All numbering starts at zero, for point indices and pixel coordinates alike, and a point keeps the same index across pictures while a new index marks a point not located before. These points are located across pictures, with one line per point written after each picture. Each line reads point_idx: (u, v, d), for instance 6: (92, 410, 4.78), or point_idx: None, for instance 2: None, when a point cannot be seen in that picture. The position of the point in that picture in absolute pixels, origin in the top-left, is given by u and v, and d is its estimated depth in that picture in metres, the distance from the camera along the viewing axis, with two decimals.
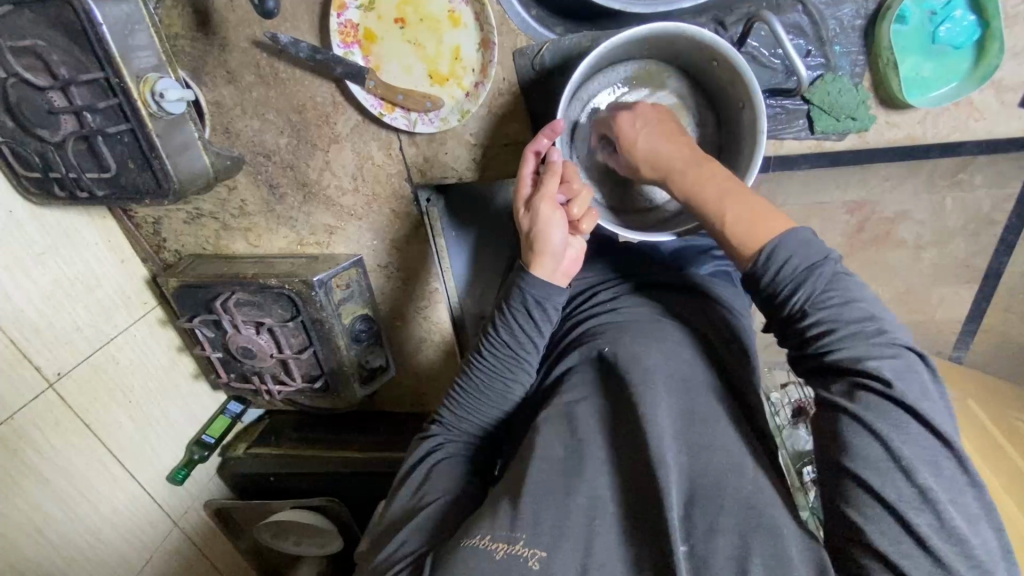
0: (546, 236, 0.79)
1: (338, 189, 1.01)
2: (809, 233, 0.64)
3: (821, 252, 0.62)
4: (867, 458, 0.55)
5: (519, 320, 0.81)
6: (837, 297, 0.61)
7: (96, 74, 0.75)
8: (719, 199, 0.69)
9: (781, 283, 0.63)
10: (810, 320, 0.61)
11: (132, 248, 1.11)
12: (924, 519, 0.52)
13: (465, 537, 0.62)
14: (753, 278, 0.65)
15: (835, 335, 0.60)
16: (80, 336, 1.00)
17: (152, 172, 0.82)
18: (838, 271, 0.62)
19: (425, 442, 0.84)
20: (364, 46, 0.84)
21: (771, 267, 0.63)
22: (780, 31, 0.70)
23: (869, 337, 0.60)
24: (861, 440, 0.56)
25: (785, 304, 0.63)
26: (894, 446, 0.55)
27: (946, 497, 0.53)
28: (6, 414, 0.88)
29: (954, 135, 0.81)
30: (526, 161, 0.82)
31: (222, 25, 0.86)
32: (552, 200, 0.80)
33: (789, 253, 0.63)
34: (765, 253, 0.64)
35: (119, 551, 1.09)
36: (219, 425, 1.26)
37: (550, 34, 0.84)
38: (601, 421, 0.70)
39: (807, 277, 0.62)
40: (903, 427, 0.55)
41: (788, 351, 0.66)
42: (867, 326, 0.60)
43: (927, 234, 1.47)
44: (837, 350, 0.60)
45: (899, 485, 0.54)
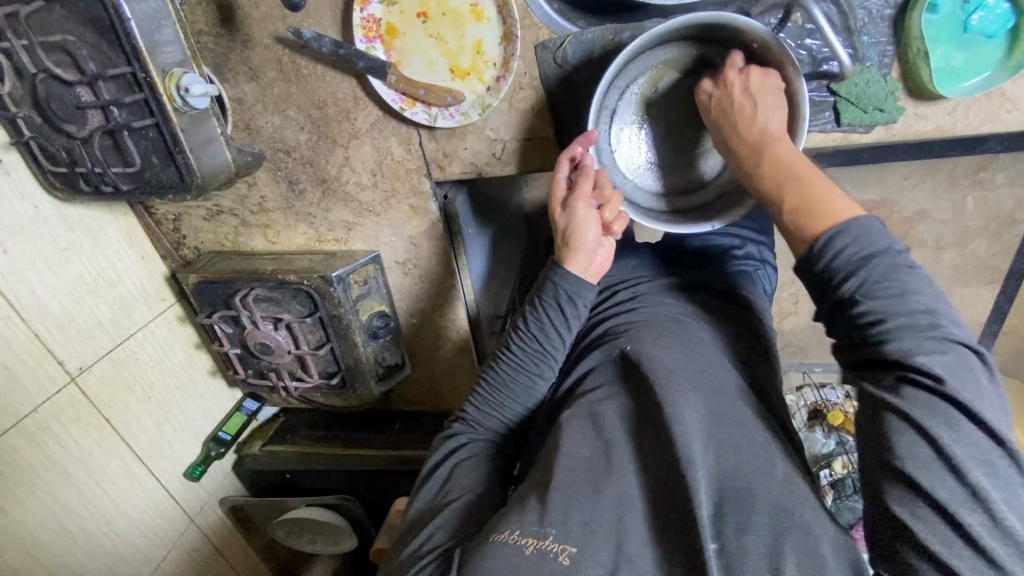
0: (580, 237, 0.80)
1: (357, 185, 1.01)
2: (873, 223, 0.61)
3: (884, 242, 0.60)
4: (916, 457, 0.53)
5: (550, 315, 0.81)
6: (893, 288, 0.58)
7: (123, 69, 0.76)
8: (776, 185, 0.68)
9: (834, 271, 0.61)
10: (862, 309, 0.59)
11: (153, 245, 1.12)
12: (977, 518, 0.51)
13: (493, 532, 0.61)
14: (807, 263, 0.64)
15: (890, 327, 0.58)
16: (102, 331, 1.00)
17: (176, 167, 0.82)
18: (898, 263, 0.60)
19: (448, 439, 0.83)
20: (386, 41, 0.84)
21: (825, 254, 0.62)
22: (822, 16, 0.70)
23: (924, 332, 0.57)
24: (907, 437, 0.54)
25: (836, 291, 0.61)
26: (943, 443, 0.53)
27: (998, 495, 0.51)
28: (29, 407, 0.89)
29: (986, 126, 0.80)
30: (561, 165, 0.82)
31: (245, 21, 0.86)
32: (586, 201, 0.80)
33: (844, 242, 0.61)
34: (820, 241, 0.62)
35: (137, 547, 1.09)
36: (235, 422, 1.25)
37: (573, 26, 0.84)
38: (626, 417, 0.69)
39: (863, 266, 0.60)
40: (953, 423, 0.54)
41: (836, 343, 0.65)
42: (921, 319, 0.57)
43: (950, 233, 1.45)
44: (890, 342, 0.58)
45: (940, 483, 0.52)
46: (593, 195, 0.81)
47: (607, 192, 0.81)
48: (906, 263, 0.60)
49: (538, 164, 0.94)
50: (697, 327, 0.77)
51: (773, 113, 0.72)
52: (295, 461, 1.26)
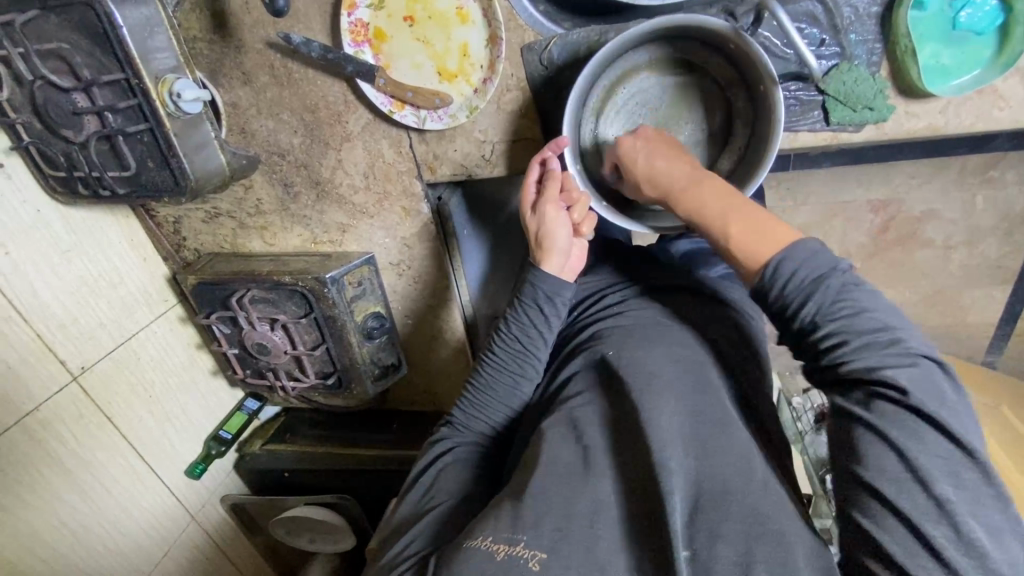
0: (553, 238, 0.81)
1: (350, 188, 1.02)
2: (815, 245, 0.61)
3: (831, 262, 0.60)
4: (883, 469, 0.53)
5: (530, 315, 0.82)
6: (848, 308, 0.58)
7: (117, 75, 0.77)
8: (722, 213, 0.69)
9: (788, 298, 0.61)
10: (821, 334, 0.59)
11: (155, 247, 1.14)
12: (941, 530, 0.49)
13: (469, 536, 0.61)
14: (761, 292, 0.63)
15: (848, 348, 0.57)
16: (103, 331, 1.03)
17: (170, 171, 0.84)
18: (848, 283, 0.59)
19: (435, 442, 0.83)
20: (375, 44, 0.85)
21: (778, 280, 0.61)
22: (785, 18, 0.69)
23: (883, 348, 0.56)
24: (876, 451, 0.54)
25: (793, 319, 0.61)
26: (910, 455, 0.52)
27: (967, 509, 0.50)
28: (32, 406, 0.91)
29: (979, 124, 0.78)
30: (529, 170, 0.84)
31: (238, 26, 0.88)
32: (554, 203, 0.82)
33: (794, 266, 0.60)
34: (770, 267, 0.62)
35: (138, 544, 1.11)
36: (236, 421, 1.28)
37: (558, 28, 0.84)
38: (606, 421, 0.69)
39: (813, 289, 0.59)
40: (920, 435, 0.52)
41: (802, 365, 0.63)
42: (881, 336, 0.57)
43: (958, 233, 1.42)
44: (851, 363, 0.57)
45: (900, 486, 0.52)
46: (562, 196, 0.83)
47: (575, 193, 0.83)
48: (856, 281, 0.60)
49: (527, 166, 0.95)
50: (681, 330, 0.76)
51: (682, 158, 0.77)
52: (293, 460, 1.27)
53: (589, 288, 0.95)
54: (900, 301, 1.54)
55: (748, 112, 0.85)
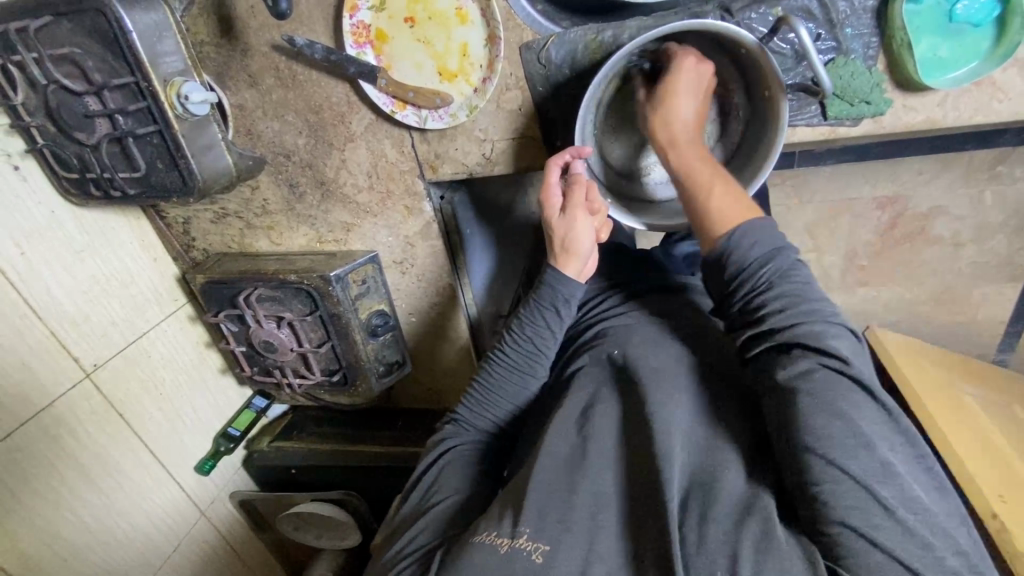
0: (579, 246, 0.81)
1: (354, 187, 1.04)
2: (772, 224, 0.69)
3: (783, 241, 0.68)
4: (839, 437, 0.55)
5: (544, 317, 0.83)
6: (794, 281, 0.65)
7: (127, 78, 0.80)
8: (709, 178, 0.73)
9: (744, 263, 0.67)
10: (769, 299, 0.65)
11: (165, 247, 1.17)
12: (889, 491, 0.53)
13: (472, 534, 0.62)
14: (721, 257, 0.69)
15: (793, 313, 0.63)
16: (115, 329, 1.05)
17: (179, 172, 0.86)
18: (794, 261, 0.67)
19: (439, 440, 0.84)
20: (376, 46, 0.87)
21: (741, 245, 0.67)
22: (806, 37, 0.67)
23: (820, 321, 0.63)
24: (821, 416, 0.56)
25: (744, 283, 0.67)
26: (854, 419, 0.56)
27: (903, 470, 0.55)
28: (46, 402, 0.93)
29: (976, 118, 0.78)
30: (555, 172, 0.81)
31: (244, 30, 0.90)
32: (584, 209, 0.80)
33: (754, 237, 0.67)
34: (733, 234, 0.68)
35: (149, 539, 1.13)
36: (244, 419, 1.31)
37: (556, 28, 0.85)
38: (605, 415, 0.70)
39: (770, 259, 0.66)
40: (856, 402, 0.57)
41: (738, 337, 0.69)
42: (818, 310, 0.63)
43: (967, 229, 1.41)
44: (796, 329, 0.62)
45: (878, 465, 0.54)
46: (588, 202, 0.81)
47: (599, 199, 0.82)
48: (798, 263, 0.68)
49: (527, 164, 0.96)
50: (678, 331, 0.77)
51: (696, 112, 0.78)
52: (300, 457, 1.29)
53: (594, 289, 0.96)
54: (908, 298, 1.53)
55: (744, 113, 0.88)
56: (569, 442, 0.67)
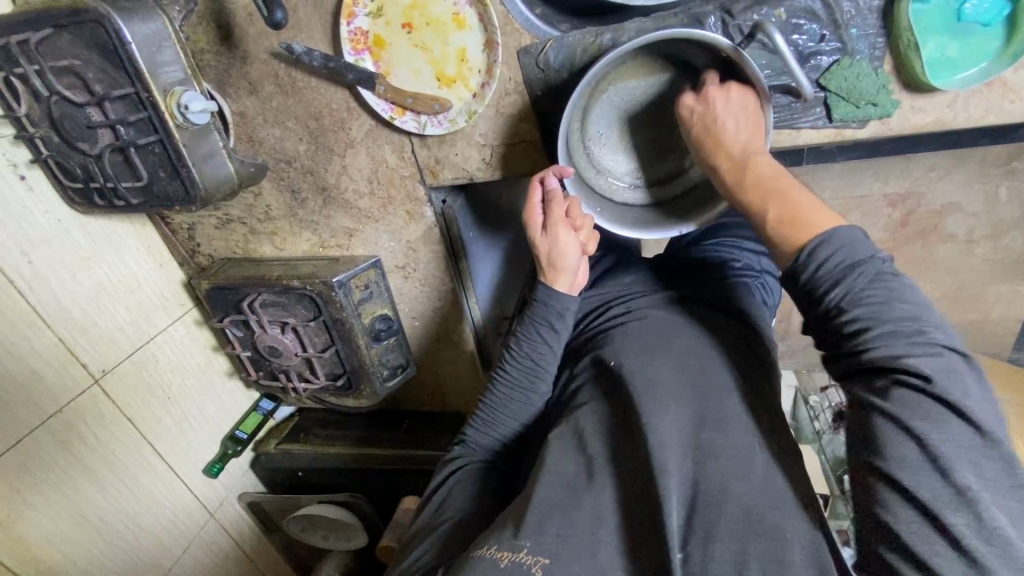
0: (567, 261, 0.81)
1: (355, 193, 1.04)
2: (855, 231, 0.59)
3: (867, 249, 0.58)
4: (903, 458, 0.52)
5: (541, 331, 0.82)
6: (876, 296, 0.56)
7: (127, 89, 0.80)
8: (761, 195, 0.69)
9: (820, 281, 0.59)
10: (849, 319, 0.57)
11: (170, 253, 1.17)
12: (960, 518, 0.49)
13: (474, 547, 0.62)
14: (791, 274, 0.62)
15: (878, 334, 0.55)
16: (123, 334, 1.06)
17: (181, 181, 0.87)
18: (881, 271, 0.57)
19: (448, 460, 0.84)
20: (375, 52, 0.86)
21: (810, 264, 0.60)
22: (781, 43, 0.68)
23: (907, 337, 0.55)
24: (896, 438, 0.52)
25: (821, 301, 0.59)
26: (929, 442, 0.51)
27: (988, 496, 0.49)
28: (55, 408, 0.95)
29: (989, 118, 0.79)
30: (535, 192, 0.82)
31: (242, 37, 0.90)
32: (567, 225, 0.81)
33: (829, 251, 0.59)
34: (806, 251, 0.61)
35: (159, 540, 1.15)
36: (251, 421, 1.32)
37: (555, 31, 0.85)
38: (605, 423, 0.70)
39: (848, 274, 0.58)
40: (940, 422, 0.51)
41: (822, 353, 0.62)
42: (906, 326, 0.55)
43: (981, 226, 1.38)
44: (877, 349, 0.55)
45: (949, 488, 0.49)
46: (571, 219, 0.82)
47: (582, 214, 0.82)
48: (889, 270, 0.58)
49: (527, 169, 0.96)
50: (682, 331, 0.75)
51: (746, 133, 0.75)
52: (304, 460, 1.30)
53: (594, 302, 0.94)
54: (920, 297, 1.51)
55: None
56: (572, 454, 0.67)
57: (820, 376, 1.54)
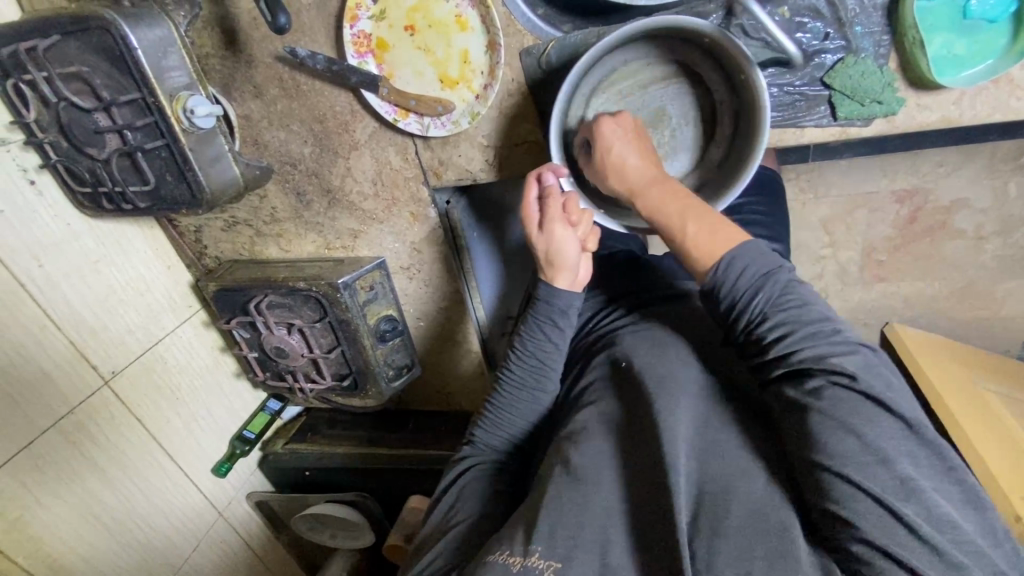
0: (566, 258, 0.81)
1: (360, 195, 1.05)
2: (758, 247, 0.68)
3: (774, 262, 0.67)
4: (847, 454, 0.54)
5: (547, 330, 0.83)
6: (790, 303, 0.64)
7: (134, 94, 0.81)
8: (682, 213, 0.74)
9: (738, 293, 0.66)
10: (770, 326, 0.64)
11: (178, 255, 1.19)
12: (912, 509, 0.51)
13: (488, 552, 0.62)
14: (711, 290, 0.68)
15: (793, 338, 0.62)
16: (132, 336, 1.07)
17: (187, 184, 0.88)
18: (789, 282, 0.65)
19: (456, 462, 0.84)
20: (377, 55, 0.87)
21: (728, 277, 0.67)
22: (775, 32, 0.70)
23: (825, 339, 0.61)
24: (834, 435, 0.55)
25: (741, 314, 0.66)
26: (868, 437, 0.54)
27: (928, 485, 0.53)
28: (66, 410, 0.96)
29: (996, 115, 0.78)
30: (529, 190, 0.82)
31: (247, 41, 0.91)
32: (563, 221, 0.81)
33: (742, 266, 0.66)
34: (720, 267, 0.67)
35: (170, 539, 1.16)
36: (259, 421, 1.33)
37: (557, 31, 0.85)
38: (611, 423, 0.70)
39: (762, 285, 0.65)
40: (873, 418, 0.55)
41: (749, 364, 0.68)
42: (820, 329, 0.62)
43: (990, 222, 1.37)
44: (800, 352, 0.61)
45: (893, 477, 0.52)
46: (568, 215, 0.82)
47: (578, 209, 0.82)
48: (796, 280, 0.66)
49: (530, 169, 0.96)
50: (682, 331, 0.78)
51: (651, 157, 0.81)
52: (311, 458, 1.31)
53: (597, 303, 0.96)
54: (928, 294, 1.49)
55: (732, 107, 0.87)
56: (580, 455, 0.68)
57: None
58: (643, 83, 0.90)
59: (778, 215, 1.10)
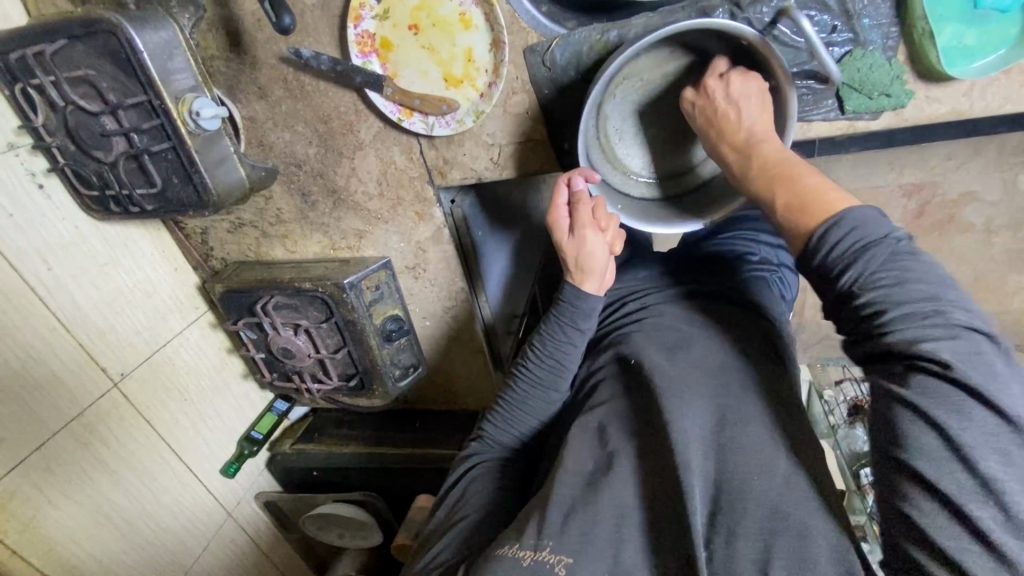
0: (594, 263, 0.80)
1: (365, 195, 1.05)
2: (864, 211, 0.59)
3: (881, 228, 0.58)
4: (924, 448, 0.51)
5: (565, 331, 0.82)
6: (889, 278, 0.56)
7: (140, 97, 0.81)
8: (768, 182, 0.69)
9: (831, 263, 0.59)
10: (864, 302, 0.57)
11: (184, 257, 1.19)
12: (987, 512, 0.48)
13: (496, 546, 0.62)
14: (803, 259, 0.62)
15: (890, 317, 0.55)
16: (140, 338, 1.08)
17: (194, 186, 0.88)
18: (895, 252, 0.57)
19: (466, 456, 0.84)
20: (381, 54, 0.87)
21: (820, 248, 0.60)
22: (807, 28, 0.69)
23: (924, 320, 0.54)
24: (916, 429, 0.52)
25: (834, 285, 0.59)
26: (952, 433, 0.50)
27: (1017, 487, 0.47)
28: (76, 411, 0.97)
29: (1007, 106, 0.78)
30: (558, 194, 0.81)
31: (251, 43, 0.91)
32: (594, 226, 0.80)
33: (841, 232, 0.59)
34: (816, 233, 0.60)
35: (180, 538, 1.17)
36: (266, 422, 1.34)
37: (561, 28, 0.85)
38: (621, 420, 0.70)
39: (859, 257, 0.57)
40: (964, 412, 0.50)
41: (841, 340, 0.62)
42: (922, 308, 0.54)
43: (1000, 215, 1.35)
44: (893, 332, 0.55)
45: (974, 481, 0.49)
46: (597, 220, 0.80)
47: (607, 214, 0.81)
48: (906, 250, 0.57)
49: (536, 167, 0.96)
50: (709, 327, 0.75)
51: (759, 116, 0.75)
52: (319, 459, 1.32)
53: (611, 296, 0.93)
54: None
55: None
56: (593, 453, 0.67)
57: (834, 371, 1.53)
58: (663, 76, 0.88)
59: None
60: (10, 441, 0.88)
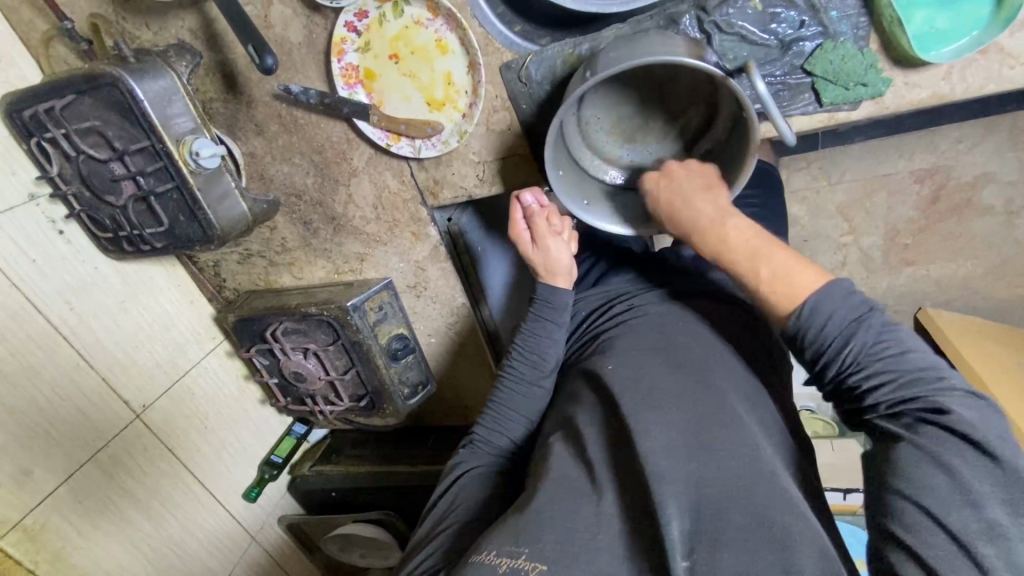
0: (561, 266, 0.87)
1: (363, 219, 1.08)
2: (848, 287, 0.62)
3: (866, 304, 0.61)
4: (932, 489, 0.54)
5: (540, 327, 0.86)
6: (882, 350, 0.60)
7: (144, 142, 0.87)
8: (750, 257, 0.69)
9: (825, 341, 0.61)
10: (861, 377, 0.60)
11: (199, 289, 1.23)
12: (984, 542, 0.51)
13: (474, 553, 0.61)
14: (796, 343, 0.64)
15: (888, 387, 0.59)
16: (159, 370, 1.12)
17: (198, 222, 0.93)
18: (883, 323, 0.61)
19: (453, 465, 0.82)
20: (366, 85, 0.91)
21: (815, 323, 0.61)
22: (761, 89, 0.68)
23: (927, 386, 0.58)
24: (922, 470, 0.55)
25: (831, 364, 0.61)
26: (959, 476, 0.53)
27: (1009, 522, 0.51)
28: (102, 443, 1.02)
29: (990, 86, 0.78)
30: (515, 211, 0.87)
31: (246, 84, 0.96)
32: (552, 234, 0.87)
33: (830, 310, 0.61)
34: (807, 311, 0.62)
35: (202, 562, 1.20)
36: (285, 446, 1.36)
37: (534, 45, 0.88)
38: (601, 426, 0.69)
39: (853, 331, 0.60)
40: (965, 457, 0.54)
41: (836, 406, 0.65)
42: (919, 373, 0.59)
43: (1019, 196, 1.30)
44: (894, 399, 0.59)
45: (977, 519, 0.52)
46: (555, 227, 0.88)
47: (560, 219, 0.88)
48: (887, 319, 0.62)
49: (522, 180, 0.98)
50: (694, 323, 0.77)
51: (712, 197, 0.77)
52: (339, 478, 1.33)
53: (597, 302, 0.92)
54: (960, 276, 1.43)
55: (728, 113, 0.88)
56: (577, 463, 0.67)
57: None
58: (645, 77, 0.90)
59: (775, 204, 1.08)
60: (39, 472, 0.92)
